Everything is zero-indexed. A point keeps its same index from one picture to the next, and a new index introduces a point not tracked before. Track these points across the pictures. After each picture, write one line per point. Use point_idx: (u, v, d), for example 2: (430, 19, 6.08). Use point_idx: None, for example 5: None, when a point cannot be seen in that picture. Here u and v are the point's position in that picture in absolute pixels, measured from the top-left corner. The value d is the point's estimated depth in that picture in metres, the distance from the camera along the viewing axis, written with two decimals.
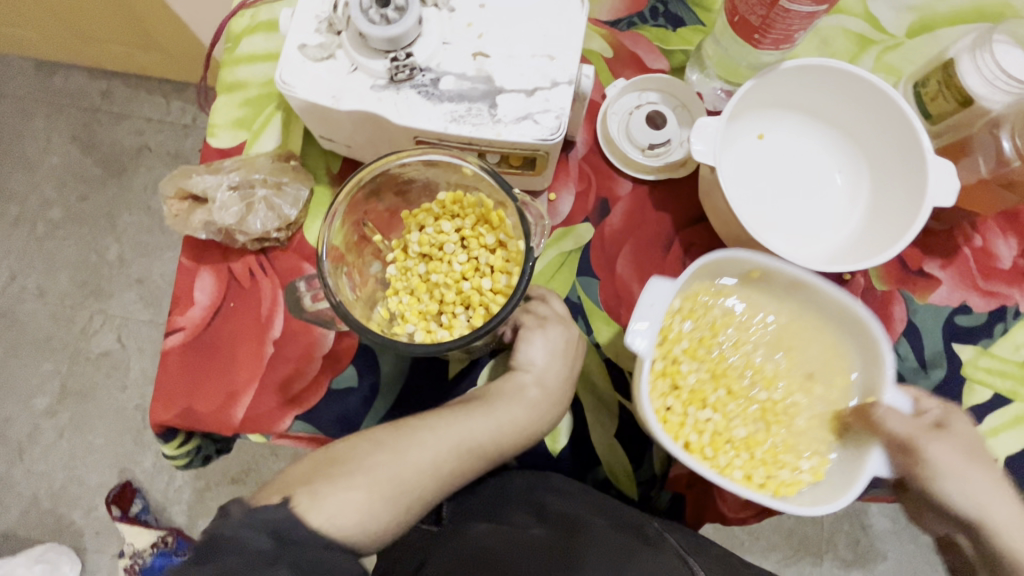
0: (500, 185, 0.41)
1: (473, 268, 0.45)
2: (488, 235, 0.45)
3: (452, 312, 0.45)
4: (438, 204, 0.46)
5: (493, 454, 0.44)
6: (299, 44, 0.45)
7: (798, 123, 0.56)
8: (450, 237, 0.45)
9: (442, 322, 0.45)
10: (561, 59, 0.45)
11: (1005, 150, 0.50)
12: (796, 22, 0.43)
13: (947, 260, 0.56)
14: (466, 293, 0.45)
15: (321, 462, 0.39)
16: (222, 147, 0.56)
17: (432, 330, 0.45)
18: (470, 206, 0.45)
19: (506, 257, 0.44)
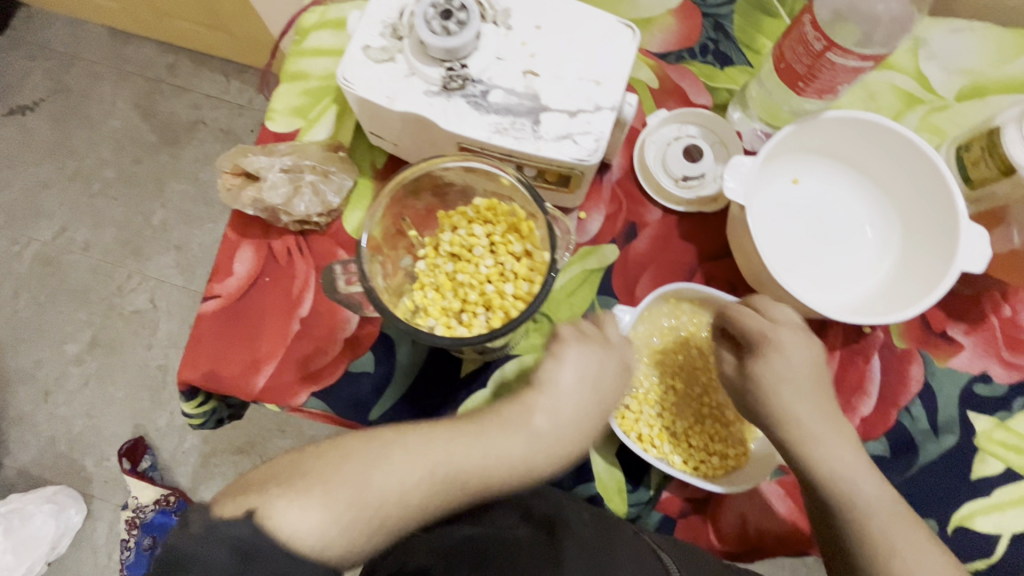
0: (533, 197, 0.44)
1: (498, 273, 0.47)
2: (518, 243, 0.48)
3: (473, 312, 0.47)
4: (473, 208, 0.49)
5: (480, 487, 0.40)
6: (363, 45, 0.47)
7: (833, 172, 0.56)
8: (481, 241, 0.48)
9: (461, 320, 0.47)
10: (607, 85, 0.47)
11: None
12: (841, 75, 0.44)
13: (971, 326, 0.55)
14: (488, 295, 0.47)
15: (293, 462, 0.36)
16: (278, 131, 0.60)
17: (452, 327, 0.46)
18: (503, 214, 0.48)
19: (531, 266, 0.46)
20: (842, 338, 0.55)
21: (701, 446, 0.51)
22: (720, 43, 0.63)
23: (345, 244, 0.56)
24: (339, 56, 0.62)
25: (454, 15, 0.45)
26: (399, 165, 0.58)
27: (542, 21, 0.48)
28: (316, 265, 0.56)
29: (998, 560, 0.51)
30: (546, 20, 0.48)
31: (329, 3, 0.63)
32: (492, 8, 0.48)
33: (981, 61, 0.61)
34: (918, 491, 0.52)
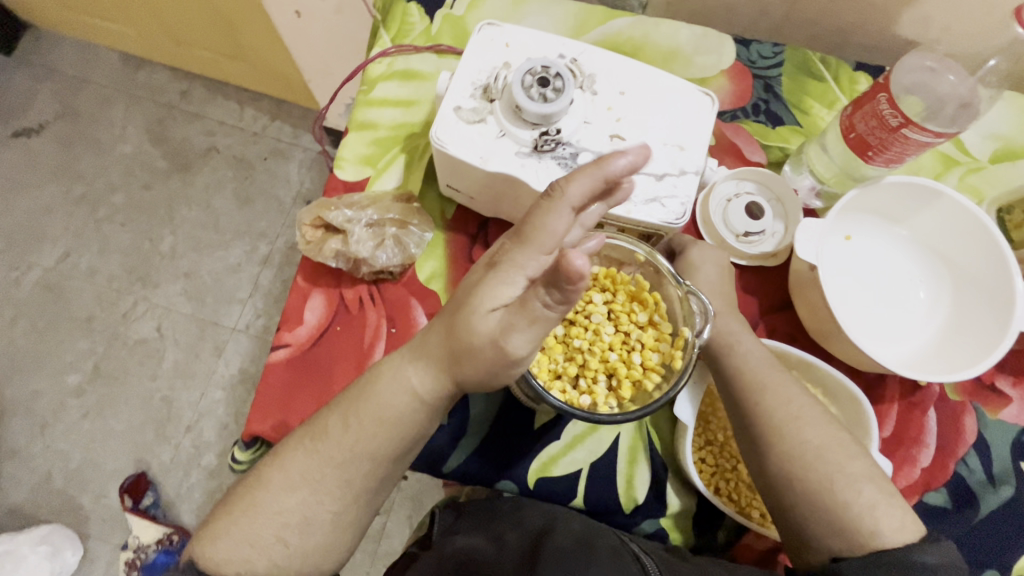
0: (670, 273, 0.48)
1: (620, 341, 0.51)
2: (640, 312, 0.51)
3: (593, 378, 0.50)
4: (591, 276, 0.52)
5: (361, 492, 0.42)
6: (454, 106, 0.49)
7: (883, 230, 0.60)
8: (600, 308, 0.51)
9: (582, 386, 0.50)
10: (690, 150, 0.49)
11: None
12: (913, 147, 0.47)
13: (1018, 379, 0.58)
14: (611, 363, 0.50)
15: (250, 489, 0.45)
16: (347, 180, 0.60)
17: (571, 392, 0.49)
18: (621, 283, 0.52)
19: (658, 336, 0.50)
20: (899, 390, 0.57)
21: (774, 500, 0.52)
22: (771, 103, 0.66)
23: (418, 292, 0.57)
24: (407, 107, 0.63)
25: (548, 82, 0.47)
26: (468, 216, 0.59)
27: (625, 88, 0.50)
28: (388, 314, 0.56)
29: None
30: (629, 86, 0.50)
31: (396, 54, 0.64)
32: (579, 74, 0.50)
33: (1011, 127, 0.65)
34: (978, 541, 0.54)
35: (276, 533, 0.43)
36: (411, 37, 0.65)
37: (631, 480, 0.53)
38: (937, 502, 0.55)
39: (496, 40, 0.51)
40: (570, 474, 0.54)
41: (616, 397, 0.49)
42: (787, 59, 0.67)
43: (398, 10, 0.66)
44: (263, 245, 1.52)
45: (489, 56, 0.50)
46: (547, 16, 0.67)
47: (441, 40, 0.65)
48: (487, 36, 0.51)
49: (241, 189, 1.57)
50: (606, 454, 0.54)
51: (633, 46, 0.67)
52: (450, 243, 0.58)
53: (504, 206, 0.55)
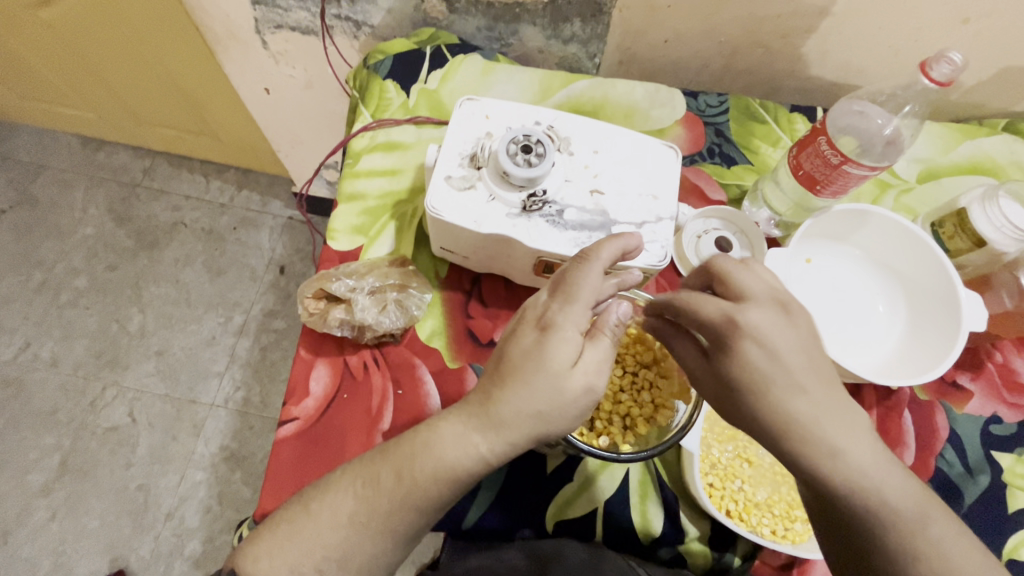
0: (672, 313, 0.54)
1: (629, 380, 0.56)
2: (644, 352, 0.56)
3: (608, 419, 0.54)
4: None
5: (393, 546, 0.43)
6: (445, 176, 0.53)
7: (838, 250, 0.66)
8: None
9: (599, 427, 0.53)
10: (663, 198, 0.54)
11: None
12: (853, 180, 0.53)
13: (975, 374, 0.64)
14: (624, 403, 0.54)
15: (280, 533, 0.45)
16: (341, 250, 0.63)
17: (591, 435, 0.53)
18: None
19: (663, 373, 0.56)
20: (875, 396, 0.62)
21: (783, 515, 0.54)
22: (723, 146, 0.73)
23: (420, 351, 0.59)
24: (392, 176, 0.66)
25: (531, 149, 0.52)
26: (462, 273, 0.62)
27: (598, 147, 0.55)
28: (393, 376, 0.57)
29: None
30: (601, 145, 0.56)
31: (377, 128, 0.68)
32: (556, 138, 0.55)
33: (930, 151, 0.74)
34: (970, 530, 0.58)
35: (316, 563, 0.43)
36: (391, 111, 0.70)
37: (647, 508, 0.55)
38: None
39: (477, 112, 0.56)
40: (587, 513, 0.55)
41: (631, 434, 0.54)
42: (731, 107, 0.75)
43: (376, 87, 0.71)
44: (238, 315, 1.50)
45: (473, 128, 0.55)
46: (514, 83, 0.73)
47: (419, 111, 0.70)
48: (468, 110, 0.56)
49: (211, 260, 1.55)
50: (618, 490, 0.56)
51: (595, 105, 0.73)
52: (447, 301, 0.61)
53: (497, 262, 0.58)
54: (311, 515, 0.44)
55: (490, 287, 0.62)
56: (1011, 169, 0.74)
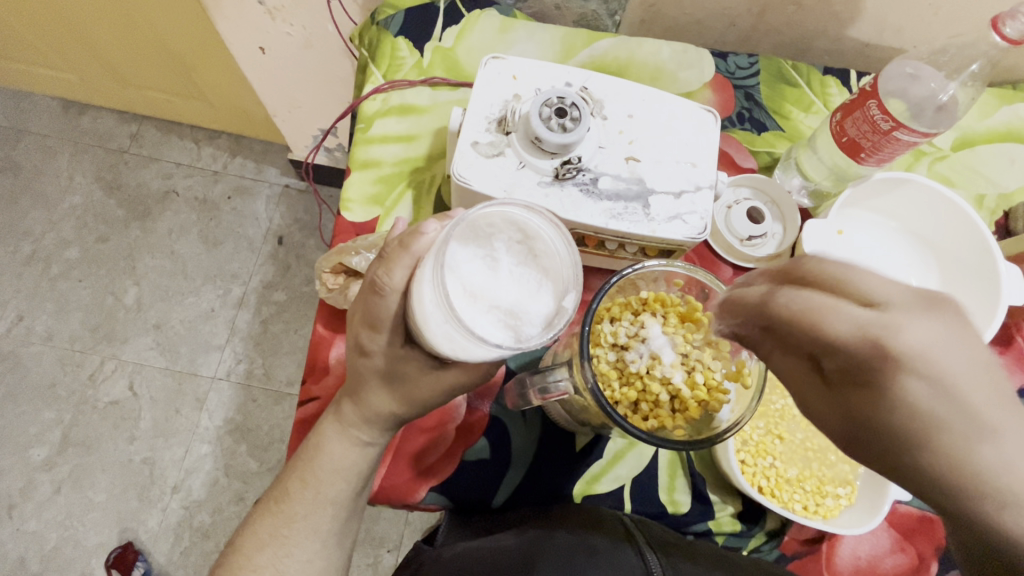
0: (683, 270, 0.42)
1: (682, 364, 0.43)
2: (697, 332, 0.44)
3: (656, 405, 0.42)
4: (638, 300, 0.45)
5: None
6: (471, 141, 0.49)
7: (872, 220, 0.63)
8: (653, 330, 0.43)
9: (645, 411, 0.42)
10: (702, 166, 0.51)
11: None
12: (902, 147, 0.51)
13: (1004, 347, 0.63)
14: (675, 387, 0.42)
15: (288, 502, 0.47)
16: (356, 221, 0.59)
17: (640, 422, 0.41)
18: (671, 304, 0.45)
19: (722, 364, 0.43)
20: None
21: (814, 491, 0.54)
22: (753, 111, 0.69)
23: None
24: (408, 141, 0.63)
25: (566, 112, 0.48)
26: None
27: (633, 111, 0.52)
28: None
29: None
30: (636, 109, 0.52)
31: (390, 90, 0.64)
32: (589, 100, 0.51)
33: (967, 117, 0.71)
34: None
35: None
36: (404, 72, 0.65)
37: (673, 487, 0.55)
38: None
39: (503, 72, 0.52)
40: (614, 489, 0.54)
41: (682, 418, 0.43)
42: (762, 69, 0.71)
43: (386, 44, 0.66)
44: (236, 287, 1.47)
45: (500, 89, 0.51)
46: (534, 42, 0.69)
47: (434, 73, 0.65)
48: (493, 70, 0.52)
49: (207, 231, 1.51)
50: (647, 467, 0.55)
51: (620, 66, 0.69)
52: None
53: None
54: (335, 470, 0.46)
55: None
56: None
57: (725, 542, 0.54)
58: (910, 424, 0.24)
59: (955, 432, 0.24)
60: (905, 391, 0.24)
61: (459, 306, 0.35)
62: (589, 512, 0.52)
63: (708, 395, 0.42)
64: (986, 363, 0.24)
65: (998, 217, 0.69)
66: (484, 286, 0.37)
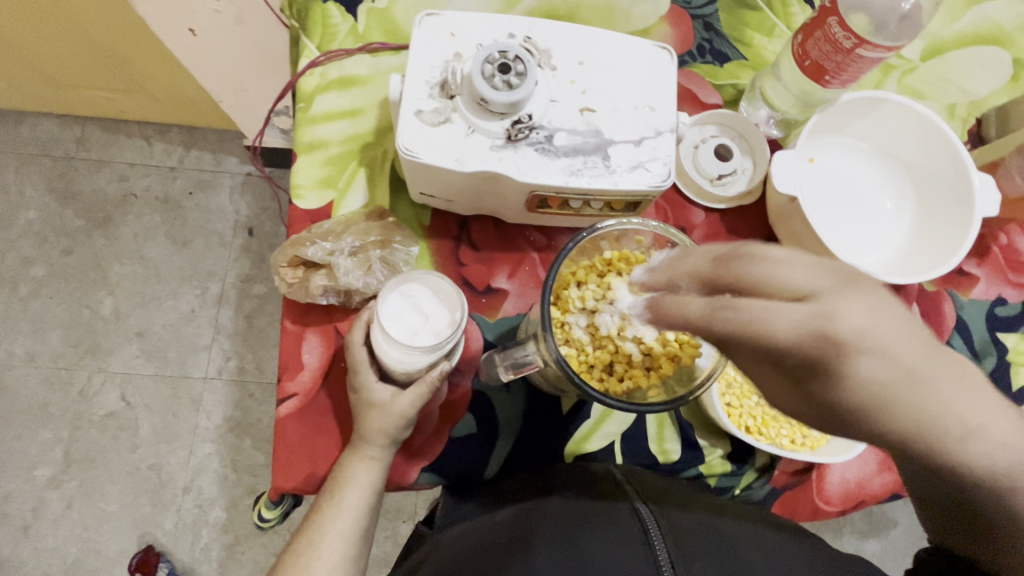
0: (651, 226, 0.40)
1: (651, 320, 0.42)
2: None
3: (630, 365, 0.41)
4: (602, 261, 0.43)
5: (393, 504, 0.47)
6: (414, 110, 0.46)
7: (844, 144, 0.61)
8: (619, 291, 0.42)
9: (619, 373, 0.42)
10: (661, 109, 0.48)
11: None
12: (867, 66, 0.48)
13: (981, 258, 0.63)
14: (646, 346, 0.41)
15: None
16: (310, 208, 0.56)
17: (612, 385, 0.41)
18: (636, 261, 0.44)
19: None
20: None
21: (800, 423, 0.54)
22: (714, 41, 0.66)
23: None
24: (353, 116, 0.59)
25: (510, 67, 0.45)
26: (447, 219, 0.57)
27: (583, 57, 0.49)
28: None
29: None
30: (586, 55, 0.49)
31: (327, 62, 0.60)
32: (535, 51, 0.48)
33: (935, 24, 0.68)
34: None
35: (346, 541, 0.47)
36: (339, 41, 0.61)
37: (663, 438, 0.55)
38: None
39: (440, 30, 0.48)
40: (605, 446, 0.55)
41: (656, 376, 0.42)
42: None
43: (316, 12, 0.61)
44: (214, 285, 1.44)
45: (438, 48, 0.48)
46: None
47: (372, 38, 0.61)
48: (429, 28, 0.48)
49: (174, 232, 1.46)
50: (636, 421, 0.55)
51: (570, 8, 0.65)
52: (436, 249, 0.56)
53: (483, 202, 0.53)
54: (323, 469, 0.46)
55: (479, 231, 0.57)
56: (1019, 34, 0.69)
57: (717, 483, 0.55)
58: (868, 394, 0.27)
59: (902, 390, 0.27)
60: (856, 367, 0.26)
61: (397, 335, 0.47)
62: (579, 469, 0.52)
63: (682, 349, 0.41)
64: (873, 309, 0.26)
65: (971, 125, 0.67)
66: (416, 323, 0.48)
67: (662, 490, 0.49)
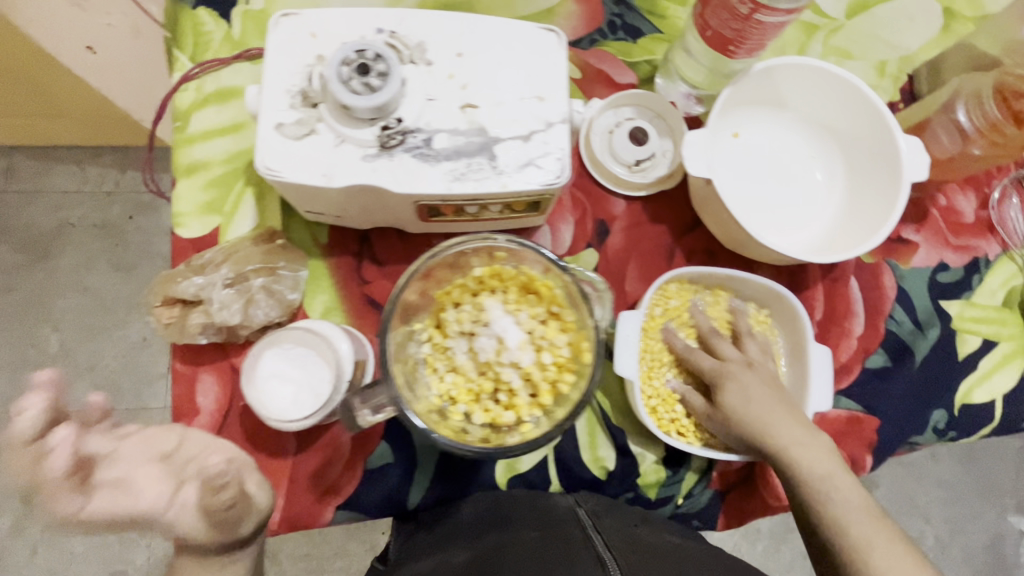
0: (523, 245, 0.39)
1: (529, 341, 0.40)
2: (540, 303, 0.41)
3: (511, 392, 0.40)
4: (474, 279, 0.42)
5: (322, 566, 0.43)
6: (275, 123, 0.42)
7: (770, 114, 0.58)
8: (492, 311, 0.41)
9: (502, 400, 0.40)
10: (551, 99, 0.44)
11: (964, 127, 0.49)
12: (769, 32, 0.44)
13: (919, 224, 0.60)
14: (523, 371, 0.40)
15: None
16: (194, 237, 0.52)
17: (493, 413, 0.39)
18: (510, 276, 0.42)
19: (566, 330, 0.40)
20: (821, 270, 0.57)
21: None
22: (625, 16, 0.61)
23: None
24: (235, 132, 0.54)
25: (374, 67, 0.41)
26: (346, 235, 0.52)
27: (462, 48, 0.44)
28: None
29: (1001, 420, 0.57)
30: (465, 46, 0.44)
31: (201, 74, 0.55)
32: (406, 46, 0.43)
33: None
34: (924, 388, 0.56)
35: None
36: (213, 50, 0.56)
37: (596, 445, 0.52)
38: (878, 364, 0.57)
39: (298, 31, 0.43)
40: (535, 463, 0.51)
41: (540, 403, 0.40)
42: None
43: (185, 21, 0.56)
44: None
45: (297, 52, 0.43)
46: None
47: (250, 43, 0.56)
48: (286, 30, 0.43)
49: (117, 259, 1.40)
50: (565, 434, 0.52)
51: None
52: (337, 269, 0.52)
53: (376, 215, 0.49)
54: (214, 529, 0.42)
55: (382, 245, 0.53)
56: None
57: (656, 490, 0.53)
58: None
59: None
60: None
61: (276, 402, 0.44)
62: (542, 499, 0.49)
63: (560, 370, 0.39)
64: None
65: (902, 82, 0.64)
66: (297, 381, 0.45)
67: (631, 533, 0.45)
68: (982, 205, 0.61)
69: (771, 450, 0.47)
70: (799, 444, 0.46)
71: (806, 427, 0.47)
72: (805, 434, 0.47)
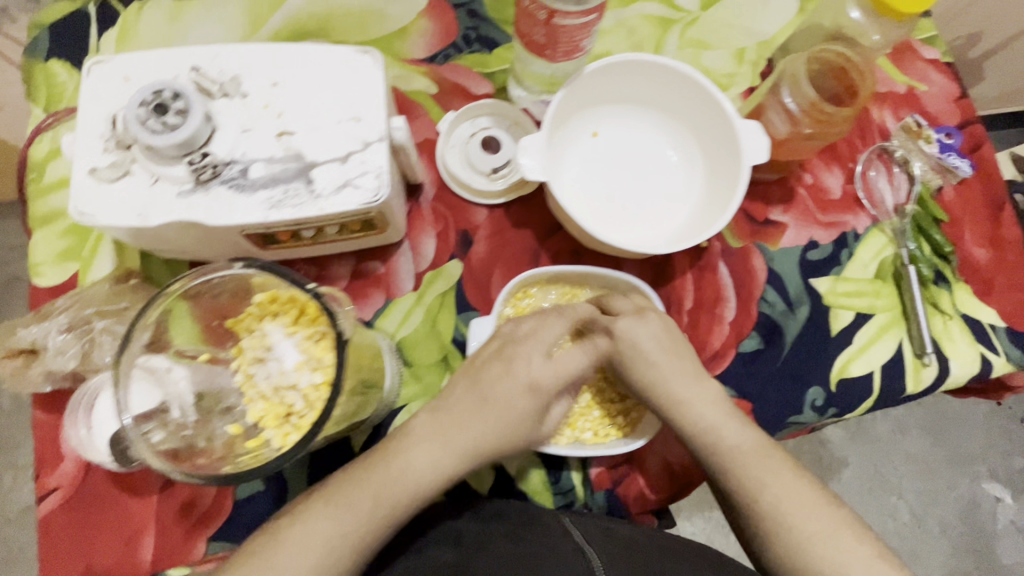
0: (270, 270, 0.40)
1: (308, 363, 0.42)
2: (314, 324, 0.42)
3: (300, 413, 0.41)
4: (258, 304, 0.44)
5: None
6: (89, 168, 0.42)
7: (628, 110, 0.58)
8: (276, 335, 0.43)
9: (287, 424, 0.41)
10: (367, 118, 0.45)
11: (791, 110, 0.50)
12: (575, 34, 0.45)
13: (787, 205, 0.60)
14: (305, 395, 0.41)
15: None
16: (52, 285, 0.52)
17: (286, 435, 0.41)
18: (287, 300, 0.43)
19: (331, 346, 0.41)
20: (687, 260, 0.58)
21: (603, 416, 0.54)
22: (480, 27, 0.62)
23: None
24: None
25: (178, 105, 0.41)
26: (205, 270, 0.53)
27: (277, 77, 0.45)
28: None
29: (880, 393, 0.57)
30: (280, 75, 0.45)
31: (55, 124, 0.55)
32: (219, 81, 0.44)
33: None
34: (798, 368, 0.57)
35: None
36: (68, 99, 0.56)
37: None
38: (751, 347, 0.57)
39: (112, 76, 0.44)
40: None
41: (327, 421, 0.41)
42: None
43: (38, 74, 0.57)
44: None
45: (111, 96, 0.44)
46: (215, 21, 0.59)
47: None
48: (100, 77, 0.44)
49: None
50: None
51: (320, 20, 0.60)
52: None
53: (220, 248, 0.49)
54: None
55: None
56: None
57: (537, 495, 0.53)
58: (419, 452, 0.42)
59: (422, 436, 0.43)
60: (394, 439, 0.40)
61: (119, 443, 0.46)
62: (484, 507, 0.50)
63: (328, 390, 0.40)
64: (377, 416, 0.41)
65: (762, 67, 0.64)
66: None
67: (607, 527, 0.48)
68: (848, 179, 0.61)
69: (668, 406, 0.49)
70: (691, 402, 0.49)
71: (695, 377, 0.50)
72: (701, 387, 0.49)
